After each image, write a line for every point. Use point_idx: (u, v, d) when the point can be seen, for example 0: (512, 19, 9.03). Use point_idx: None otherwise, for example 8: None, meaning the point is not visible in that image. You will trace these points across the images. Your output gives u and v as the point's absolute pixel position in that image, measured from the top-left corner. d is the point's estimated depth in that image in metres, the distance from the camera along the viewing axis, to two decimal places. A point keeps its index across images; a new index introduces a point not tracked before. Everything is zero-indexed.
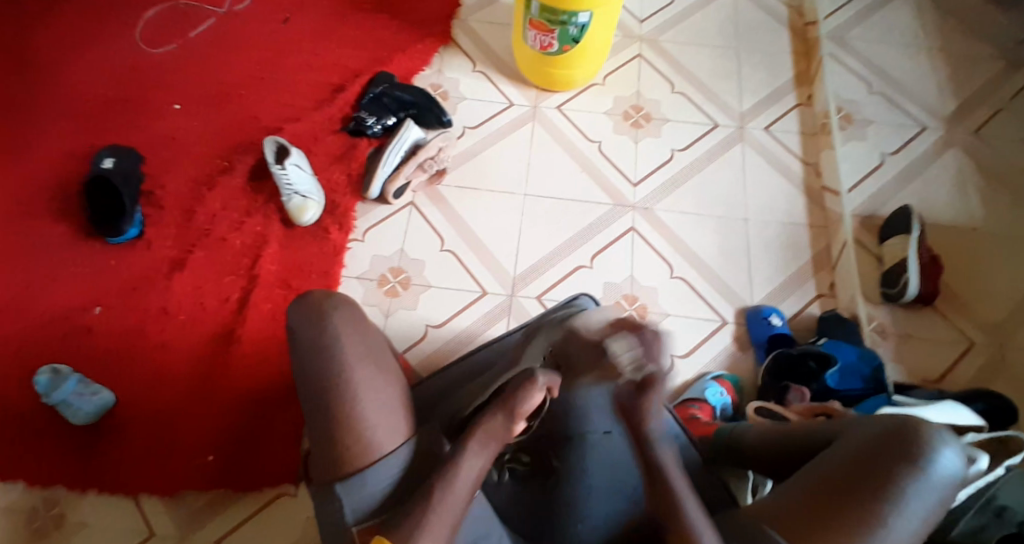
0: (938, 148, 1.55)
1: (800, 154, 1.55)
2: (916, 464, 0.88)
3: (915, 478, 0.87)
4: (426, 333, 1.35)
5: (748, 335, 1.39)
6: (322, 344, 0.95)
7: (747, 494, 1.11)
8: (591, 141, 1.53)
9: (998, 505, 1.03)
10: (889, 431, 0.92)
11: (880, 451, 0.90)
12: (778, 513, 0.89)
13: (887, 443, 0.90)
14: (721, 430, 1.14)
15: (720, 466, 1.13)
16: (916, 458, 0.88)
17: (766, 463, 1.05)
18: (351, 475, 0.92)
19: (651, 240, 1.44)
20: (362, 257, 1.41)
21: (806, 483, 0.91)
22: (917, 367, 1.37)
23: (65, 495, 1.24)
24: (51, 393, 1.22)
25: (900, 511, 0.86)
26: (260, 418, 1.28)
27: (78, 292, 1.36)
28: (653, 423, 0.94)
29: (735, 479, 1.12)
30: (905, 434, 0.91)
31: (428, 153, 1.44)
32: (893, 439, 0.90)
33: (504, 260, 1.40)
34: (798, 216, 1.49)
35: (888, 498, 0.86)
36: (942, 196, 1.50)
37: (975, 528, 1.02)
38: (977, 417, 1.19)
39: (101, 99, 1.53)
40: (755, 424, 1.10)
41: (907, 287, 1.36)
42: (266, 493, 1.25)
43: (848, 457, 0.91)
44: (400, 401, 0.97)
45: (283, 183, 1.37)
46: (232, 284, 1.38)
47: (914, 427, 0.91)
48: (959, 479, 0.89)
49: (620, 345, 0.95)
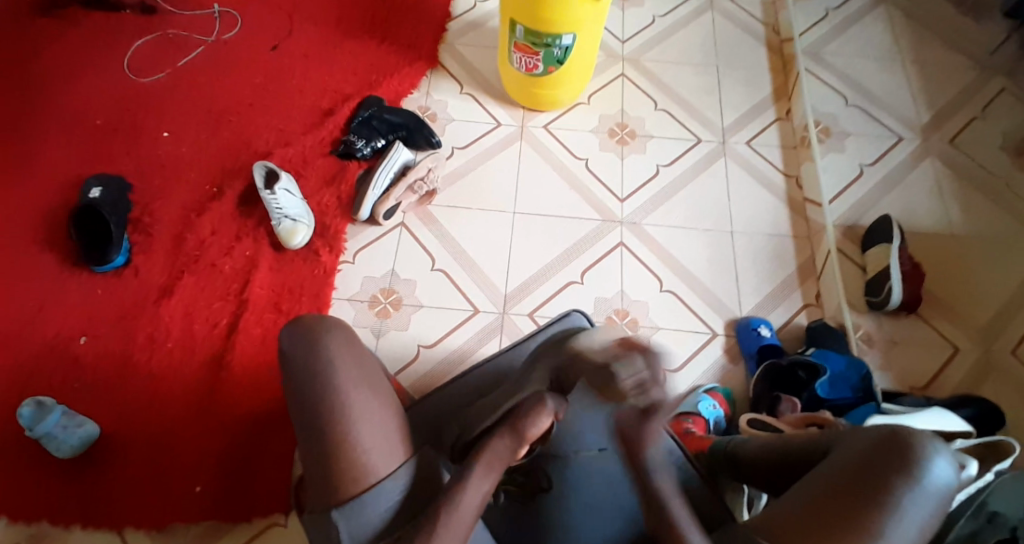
0: (916, 157, 1.59)
1: (782, 168, 1.58)
2: (910, 473, 0.89)
3: (909, 487, 0.88)
4: (419, 353, 1.34)
5: (738, 346, 1.40)
6: (318, 368, 0.95)
7: (742, 508, 1.15)
8: (577, 159, 1.55)
9: (990, 510, 1.02)
10: (884, 439, 0.93)
11: (876, 460, 0.91)
12: (778, 526, 0.90)
13: (883, 451, 0.91)
14: (717, 443, 1.16)
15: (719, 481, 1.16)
16: (910, 467, 0.89)
17: (762, 475, 1.06)
18: (349, 500, 0.90)
19: (640, 255, 1.46)
20: (353, 278, 1.41)
21: (805, 496, 0.92)
22: (904, 373, 1.39)
23: (50, 530, 1.21)
24: (36, 426, 1.19)
25: (898, 522, 0.87)
26: (251, 447, 1.27)
27: (66, 321, 1.35)
28: (652, 453, 0.92)
29: (732, 493, 1.16)
30: (901, 443, 0.91)
31: (418, 174, 1.45)
32: (889, 448, 0.91)
33: (495, 277, 1.41)
34: (783, 227, 1.52)
35: (884, 507, 0.87)
36: (921, 205, 1.53)
37: (970, 532, 1.02)
38: (964, 423, 1.22)
39: (87, 127, 1.53)
40: (751, 438, 1.11)
41: (891, 296, 1.38)
42: (258, 523, 1.23)
43: (844, 468, 0.92)
44: (397, 423, 0.96)
45: (272, 207, 1.37)
46: (223, 309, 1.37)
47: (908, 435, 0.92)
48: (953, 487, 0.89)
49: (626, 368, 0.96)
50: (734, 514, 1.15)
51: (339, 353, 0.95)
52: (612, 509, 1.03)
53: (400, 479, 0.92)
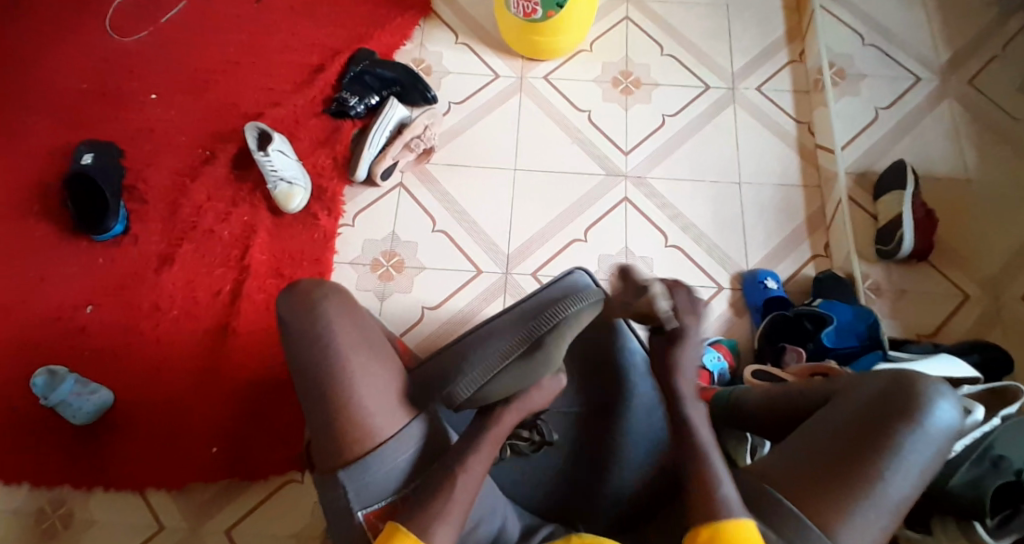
0: (934, 99, 1.52)
1: (793, 113, 1.53)
2: (910, 418, 0.89)
3: (909, 432, 0.88)
4: (422, 315, 1.34)
5: (743, 299, 1.39)
6: (314, 335, 0.96)
7: (746, 455, 1.11)
8: (580, 111, 1.50)
9: (994, 455, 1.05)
10: (880, 392, 0.92)
11: (874, 412, 0.91)
12: (778, 475, 0.91)
13: (880, 403, 0.91)
14: (721, 394, 1.15)
15: (721, 431, 1.13)
16: (910, 413, 0.89)
17: (767, 427, 1.06)
18: (355, 462, 0.92)
19: (644, 210, 1.43)
20: (353, 242, 1.39)
21: (804, 443, 0.92)
22: (912, 322, 1.37)
23: (72, 494, 1.25)
24: (51, 395, 1.21)
25: (898, 466, 0.87)
26: (262, 407, 1.29)
27: (70, 291, 1.35)
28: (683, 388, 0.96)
29: (733, 442, 1.11)
30: (901, 390, 0.91)
31: (413, 131, 1.41)
32: (887, 398, 0.91)
33: (498, 238, 1.39)
34: (792, 177, 1.48)
35: (884, 453, 0.87)
36: (936, 150, 1.48)
37: (973, 477, 1.04)
38: (973, 369, 1.21)
39: (74, 91, 1.49)
40: (752, 388, 1.12)
41: (902, 244, 1.36)
42: (273, 482, 1.26)
43: (844, 414, 0.92)
44: (396, 385, 0.98)
45: (267, 169, 1.34)
46: (224, 275, 1.37)
47: (905, 384, 0.92)
48: (954, 432, 0.90)
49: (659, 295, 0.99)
50: (735, 461, 1.11)
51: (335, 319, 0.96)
52: (623, 463, 1.02)
53: (408, 439, 0.94)
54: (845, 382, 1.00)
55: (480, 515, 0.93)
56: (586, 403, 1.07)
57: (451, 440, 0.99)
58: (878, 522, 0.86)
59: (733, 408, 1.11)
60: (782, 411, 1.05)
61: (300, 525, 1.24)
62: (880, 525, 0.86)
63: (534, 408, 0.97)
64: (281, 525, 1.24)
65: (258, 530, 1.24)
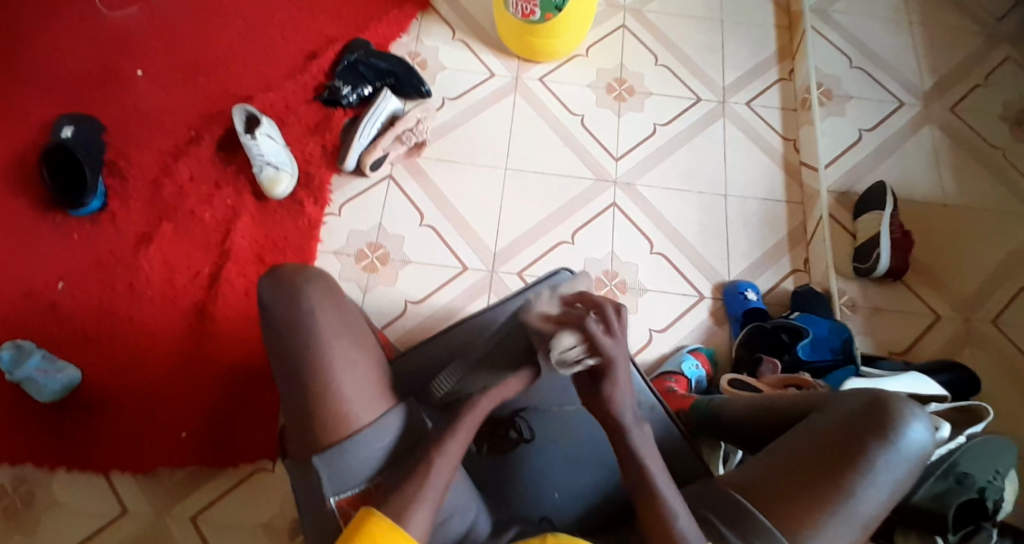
0: (915, 124, 1.57)
1: (781, 130, 1.55)
2: (886, 436, 0.90)
3: (884, 449, 0.89)
4: (405, 308, 1.33)
5: (724, 309, 1.41)
6: (297, 318, 0.95)
7: (718, 462, 1.18)
8: (572, 114, 1.50)
9: (959, 471, 1.08)
10: (861, 409, 0.93)
11: (852, 427, 0.91)
12: (753, 485, 0.92)
13: (859, 419, 0.92)
14: (699, 402, 1.18)
15: (698, 437, 1.18)
16: (886, 431, 0.90)
17: (741, 433, 1.09)
18: (332, 446, 0.91)
19: (632, 216, 1.44)
20: (338, 232, 1.37)
21: (780, 455, 0.93)
22: (884, 339, 1.41)
23: (34, 473, 1.22)
24: (16, 370, 1.17)
25: (869, 483, 0.88)
26: (238, 392, 1.27)
27: (44, 265, 1.32)
28: (622, 407, 0.89)
29: (708, 448, 1.18)
30: (880, 409, 0.92)
31: (406, 124, 1.41)
32: (865, 415, 0.92)
33: (485, 235, 1.39)
34: (777, 191, 1.50)
35: (858, 470, 0.89)
36: (916, 173, 1.52)
37: (935, 493, 1.06)
38: (943, 388, 1.25)
39: (61, 63, 1.46)
40: (733, 398, 1.13)
41: (879, 262, 1.39)
42: (242, 470, 1.25)
43: (825, 429, 0.93)
44: (376, 375, 0.97)
45: (253, 153, 1.33)
46: (204, 259, 1.34)
47: (885, 401, 0.93)
48: (928, 450, 0.91)
49: (565, 339, 0.88)
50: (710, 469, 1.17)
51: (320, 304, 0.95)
52: (592, 464, 1.07)
53: (386, 428, 0.94)
54: (821, 397, 1.02)
55: (454, 508, 0.92)
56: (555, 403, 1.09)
57: (428, 427, 0.98)
58: (846, 537, 0.87)
59: (711, 416, 1.14)
60: (756, 418, 1.07)
61: (268, 516, 1.23)
62: (849, 538, 0.88)
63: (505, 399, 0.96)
64: (252, 511, 1.23)
65: (225, 518, 1.22)
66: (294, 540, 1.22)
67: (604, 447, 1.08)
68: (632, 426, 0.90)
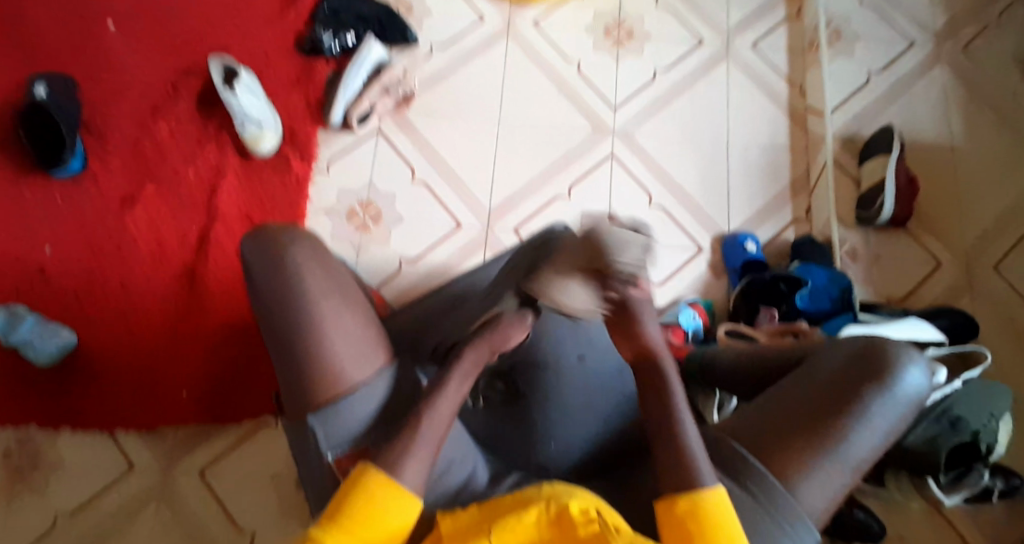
0: (926, 65, 1.51)
1: (787, 73, 1.51)
2: (881, 381, 0.88)
3: (879, 395, 0.88)
4: (400, 268, 1.31)
5: (723, 260, 1.38)
6: (284, 277, 0.91)
7: (712, 410, 1.24)
8: (569, 62, 1.47)
9: (952, 416, 1.17)
10: (855, 357, 0.92)
11: (847, 374, 0.90)
12: (746, 432, 0.90)
13: (854, 367, 0.90)
14: (693, 354, 1.21)
15: (691, 386, 1.24)
16: (881, 376, 0.88)
17: (741, 383, 1.10)
18: (326, 407, 0.89)
19: (630, 167, 1.41)
20: (328, 189, 1.35)
21: (775, 402, 0.92)
22: (884, 286, 1.39)
23: (38, 434, 1.20)
24: (12, 334, 1.16)
25: (865, 428, 0.86)
26: (233, 350, 1.25)
27: (26, 228, 1.28)
28: (653, 336, 0.90)
29: (702, 396, 1.24)
30: (874, 356, 0.91)
31: (392, 75, 1.39)
32: (860, 361, 0.91)
33: (478, 192, 1.36)
34: (780, 139, 1.47)
35: (852, 415, 0.87)
36: (923, 117, 1.48)
37: (929, 436, 1.17)
38: (938, 332, 1.25)
39: (29, 14, 1.39)
40: (726, 350, 1.16)
41: (882, 209, 1.36)
42: (245, 427, 1.23)
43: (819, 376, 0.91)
44: (369, 331, 0.93)
45: (235, 110, 1.29)
46: (191, 219, 1.31)
47: (880, 347, 0.92)
48: (924, 396, 0.89)
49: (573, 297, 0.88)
50: (702, 415, 1.24)
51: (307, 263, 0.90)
52: (588, 412, 1.08)
53: (377, 387, 0.92)
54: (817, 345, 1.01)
55: (450, 460, 0.93)
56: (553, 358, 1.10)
57: (420, 386, 0.97)
58: (840, 478, 0.85)
59: (704, 367, 1.17)
60: (754, 370, 1.08)
61: (277, 468, 1.21)
62: (842, 482, 0.86)
63: (503, 347, 0.96)
64: (252, 470, 1.21)
65: (232, 473, 1.20)
66: (298, 495, 1.20)
67: (600, 398, 1.09)
68: (661, 358, 0.90)
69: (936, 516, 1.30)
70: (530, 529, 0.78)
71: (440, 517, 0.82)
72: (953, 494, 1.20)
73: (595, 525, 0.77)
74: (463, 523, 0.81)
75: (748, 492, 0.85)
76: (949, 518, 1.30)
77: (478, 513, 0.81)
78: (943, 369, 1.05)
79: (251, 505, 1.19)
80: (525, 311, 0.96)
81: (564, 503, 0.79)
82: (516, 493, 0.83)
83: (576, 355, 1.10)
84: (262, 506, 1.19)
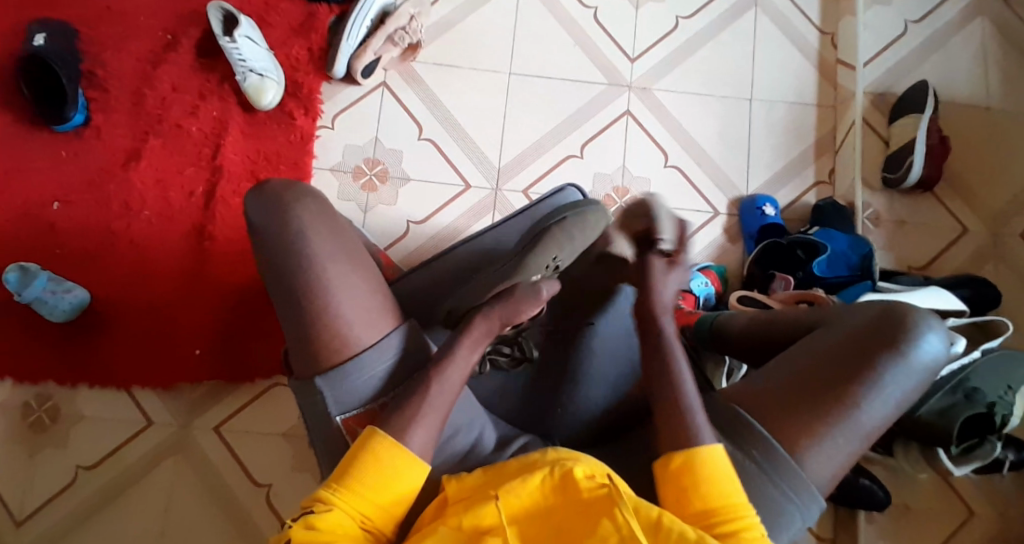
0: (966, 15, 1.42)
1: (818, 22, 1.42)
2: (896, 348, 0.85)
3: (893, 362, 0.85)
4: (408, 229, 1.29)
5: (740, 224, 1.34)
6: (285, 242, 0.86)
7: (723, 378, 1.14)
8: (585, 8, 1.40)
9: (968, 387, 1.12)
10: (872, 321, 0.88)
11: (861, 338, 0.87)
12: (754, 398, 0.87)
13: (869, 331, 0.87)
14: (704, 319, 1.15)
15: (701, 351, 1.16)
16: (896, 343, 0.85)
17: (749, 351, 1.06)
18: (333, 367, 0.86)
19: (646, 125, 1.36)
20: (334, 147, 1.32)
21: (786, 366, 0.88)
22: (906, 254, 1.33)
23: (57, 391, 1.23)
24: (23, 292, 1.14)
25: (875, 397, 0.84)
26: (245, 308, 1.25)
27: (32, 183, 1.27)
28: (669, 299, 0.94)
29: (711, 363, 1.15)
30: (891, 321, 0.87)
31: (399, 23, 1.29)
32: (876, 327, 0.87)
33: (489, 150, 1.32)
34: (808, 94, 1.39)
35: (864, 382, 0.84)
36: (961, 71, 1.39)
37: (943, 407, 1.12)
38: (959, 302, 1.20)
39: None
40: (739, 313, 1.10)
41: (910, 171, 1.29)
42: (259, 385, 1.25)
43: (832, 341, 0.88)
44: (376, 296, 0.89)
45: (235, 59, 1.24)
46: (196, 176, 1.29)
47: (900, 314, 0.88)
48: (940, 362, 0.87)
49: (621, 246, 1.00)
50: (713, 383, 1.15)
51: (313, 225, 0.86)
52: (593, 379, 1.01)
53: (387, 348, 0.88)
54: (830, 311, 0.96)
55: (459, 424, 0.90)
56: (559, 323, 1.05)
57: (430, 351, 0.93)
58: (847, 447, 0.84)
59: (717, 331, 1.11)
60: (761, 335, 1.04)
61: (288, 425, 1.24)
62: (848, 450, 0.84)
63: (512, 318, 0.92)
64: (265, 427, 1.24)
65: (244, 430, 1.23)
66: (309, 453, 1.23)
67: (609, 364, 1.02)
68: (660, 315, 0.92)
69: (944, 488, 1.28)
70: (535, 492, 0.75)
71: (447, 479, 0.80)
72: (964, 464, 1.13)
73: (604, 489, 0.74)
74: (470, 485, 0.78)
75: (754, 463, 0.83)
76: (956, 489, 1.28)
77: (484, 475, 0.79)
78: (961, 339, 1.03)
79: (264, 461, 1.22)
80: (542, 286, 0.93)
81: (570, 467, 0.75)
82: (521, 457, 0.79)
83: (586, 321, 1.04)
84: (273, 461, 1.22)
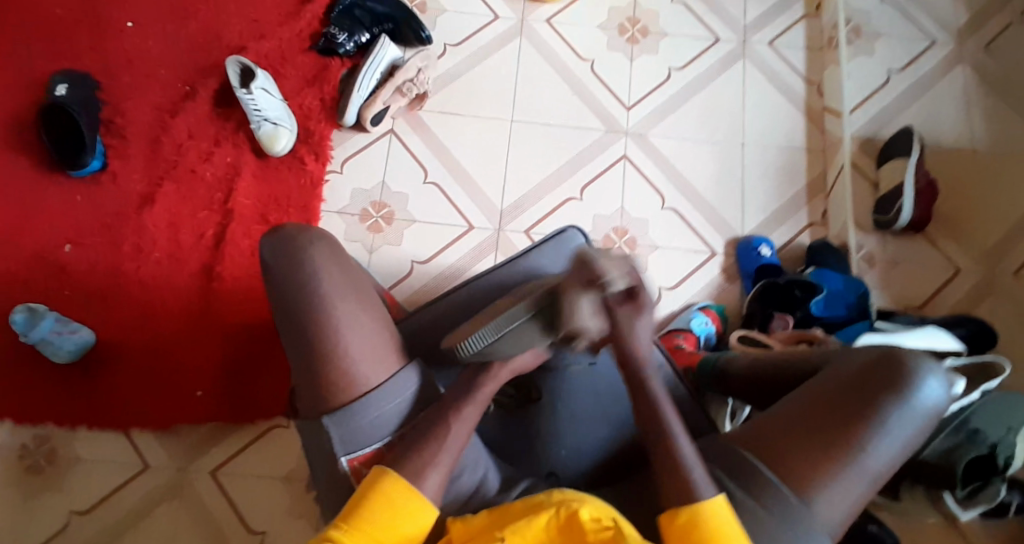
0: (946, 65, 1.49)
1: (804, 72, 1.50)
2: (900, 392, 0.83)
3: (897, 405, 0.83)
4: (412, 269, 1.32)
5: (737, 265, 1.37)
6: (300, 278, 0.88)
7: (725, 418, 1.13)
8: (582, 60, 1.47)
9: (970, 428, 1.09)
10: (873, 361, 0.87)
11: (863, 380, 0.85)
12: (759, 442, 0.86)
13: (870, 372, 0.86)
14: (707, 360, 1.15)
15: (705, 392, 1.15)
16: (899, 385, 0.84)
17: (752, 392, 1.05)
18: (342, 406, 0.86)
19: (643, 169, 1.41)
20: (341, 191, 1.36)
21: (790, 408, 0.87)
22: (902, 293, 1.36)
23: (56, 432, 1.23)
24: (31, 332, 1.16)
25: (881, 440, 0.82)
26: (251, 348, 1.27)
27: (47, 227, 1.31)
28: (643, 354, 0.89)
29: (715, 404, 1.14)
30: (892, 364, 0.86)
31: (407, 75, 1.37)
32: (875, 369, 0.86)
33: (492, 194, 1.36)
34: (797, 139, 1.45)
35: (870, 425, 0.82)
36: (943, 117, 1.46)
37: (946, 448, 1.09)
38: (959, 341, 1.21)
39: (51, 17, 1.43)
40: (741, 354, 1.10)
41: (900, 215, 1.33)
42: (260, 426, 1.25)
43: (834, 383, 0.87)
44: (384, 335, 0.91)
45: (250, 108, 1.29)
46: (207, 219, 1.33)
47: (898, 357, 0.86)
48: (943, 407, 0.85)
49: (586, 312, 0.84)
50: (717, 424, 1.13)
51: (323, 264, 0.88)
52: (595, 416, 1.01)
53: (395, 390, 0.88)
54: (830, 356, 0.96)
55: (463, 464, 0.89)
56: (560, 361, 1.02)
57: (439, 394, 0.94)
58: (855, 491, 0.82)
59: (719, 373, 1.11)
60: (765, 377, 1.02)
61: (290, 467, 1.23)
62: (856, 495, 0.82)
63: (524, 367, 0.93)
64: (264, 473, 1.22)
65: (242, 473, 1.22)
66: (307, 496, 1.21)
67: (613, 404, 1.01)
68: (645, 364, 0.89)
69: None
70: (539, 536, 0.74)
71: (451, 521, 0.79)
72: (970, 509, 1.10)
73: (609, 532, 0.73)
74: (475, 527, 0.78)
75: (764, 507, 0.81)
76: None
77: (489, 517, 0.78)
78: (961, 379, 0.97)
79: (262, 507, 1.20)
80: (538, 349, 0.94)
81: (576, 508, 0.75)
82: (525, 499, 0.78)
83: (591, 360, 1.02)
84: (269, 506, 1.21)
